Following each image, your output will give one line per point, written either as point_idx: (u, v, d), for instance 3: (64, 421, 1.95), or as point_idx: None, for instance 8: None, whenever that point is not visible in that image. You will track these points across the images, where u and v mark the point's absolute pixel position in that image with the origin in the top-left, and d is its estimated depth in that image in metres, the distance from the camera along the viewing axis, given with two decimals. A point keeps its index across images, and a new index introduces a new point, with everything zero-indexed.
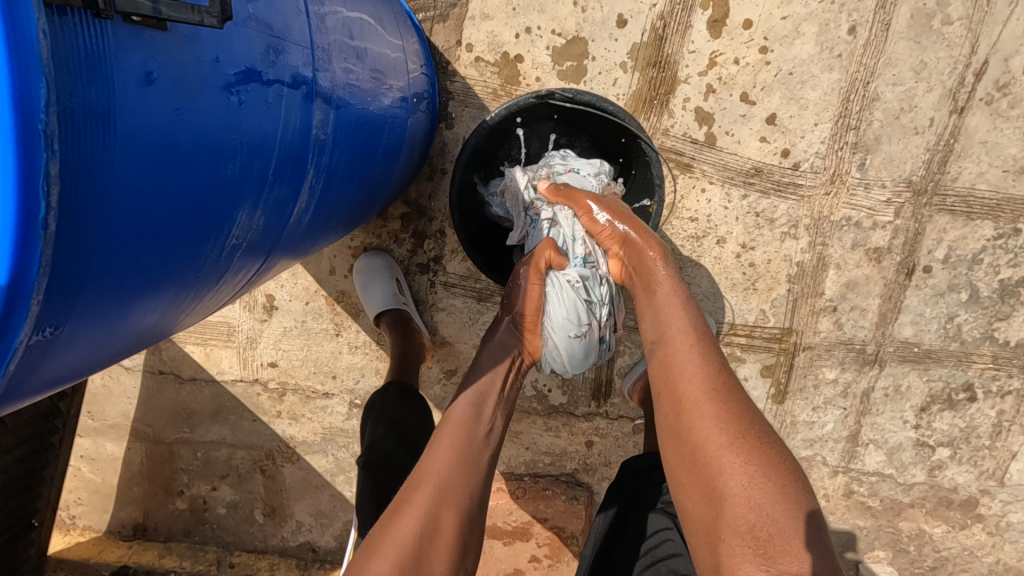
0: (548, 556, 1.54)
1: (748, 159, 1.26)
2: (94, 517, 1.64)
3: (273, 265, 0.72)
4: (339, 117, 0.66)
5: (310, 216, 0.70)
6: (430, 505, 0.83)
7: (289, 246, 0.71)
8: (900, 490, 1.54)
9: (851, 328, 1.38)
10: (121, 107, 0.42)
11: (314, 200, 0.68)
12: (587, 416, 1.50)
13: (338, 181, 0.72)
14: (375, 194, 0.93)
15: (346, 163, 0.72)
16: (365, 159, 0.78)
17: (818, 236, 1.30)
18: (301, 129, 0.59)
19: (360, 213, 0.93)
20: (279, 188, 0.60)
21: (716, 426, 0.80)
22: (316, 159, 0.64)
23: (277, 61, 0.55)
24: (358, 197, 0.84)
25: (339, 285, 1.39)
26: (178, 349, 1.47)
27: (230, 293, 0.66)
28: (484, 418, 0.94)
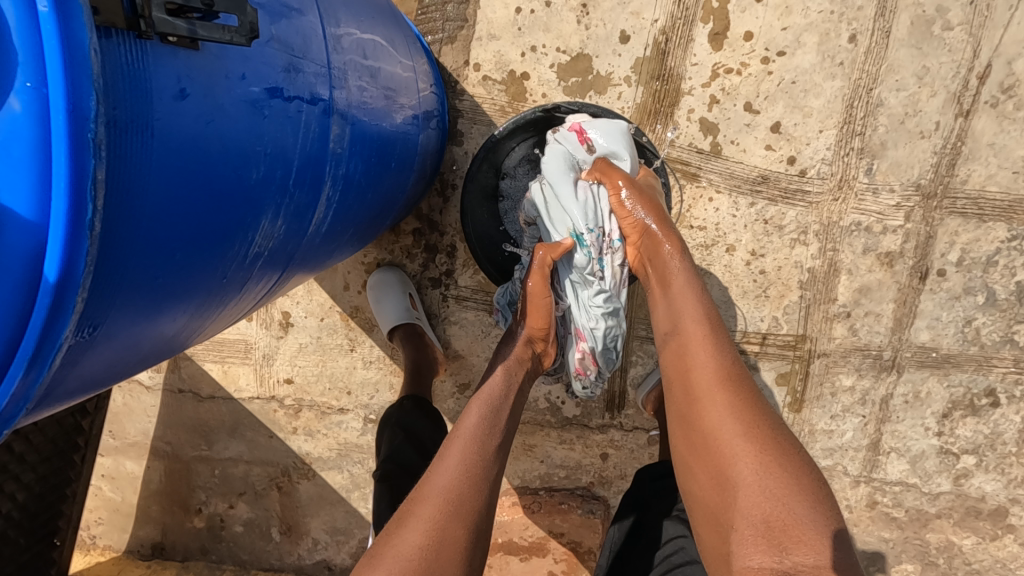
0: (566, 572, 1.52)
1: (754, 167, 1.27)
2: (114, 536, 1.66)
3: (288, 278, 0.74)
4: (354, 132, 0.69)
5: (326, 227, 0.72)
6: (416, 563, 0.74)
7: (305, 258, 0.73)
8: (925, 500, 1.50)
9: (866, 334, 1.37)
10: (159, 121, 0.45)
11: (331, 210, 0.70)
12: (601, 428, 1.49)
13: (353, 192, 0.75)
14: (388, 207, 0.96)
15: (361, 176, 0.75)
16: (379, 172, 0.81)
17: (828, 242, 1.30)
18: (319, 143, 0.62)
19: (373, 225, 0.95)
20: (298, 200, 0.62)
21: (727, 417, 0.83)
22: (333, 170, 0.67)
23: (298, 79, 0.58)
24: (371, 211, 0.87)
25: (353, 301, 1.41)
26: (198, 367, 1.50)
27: (249, 304, 0.68)
28: (482, 468, 0.85)
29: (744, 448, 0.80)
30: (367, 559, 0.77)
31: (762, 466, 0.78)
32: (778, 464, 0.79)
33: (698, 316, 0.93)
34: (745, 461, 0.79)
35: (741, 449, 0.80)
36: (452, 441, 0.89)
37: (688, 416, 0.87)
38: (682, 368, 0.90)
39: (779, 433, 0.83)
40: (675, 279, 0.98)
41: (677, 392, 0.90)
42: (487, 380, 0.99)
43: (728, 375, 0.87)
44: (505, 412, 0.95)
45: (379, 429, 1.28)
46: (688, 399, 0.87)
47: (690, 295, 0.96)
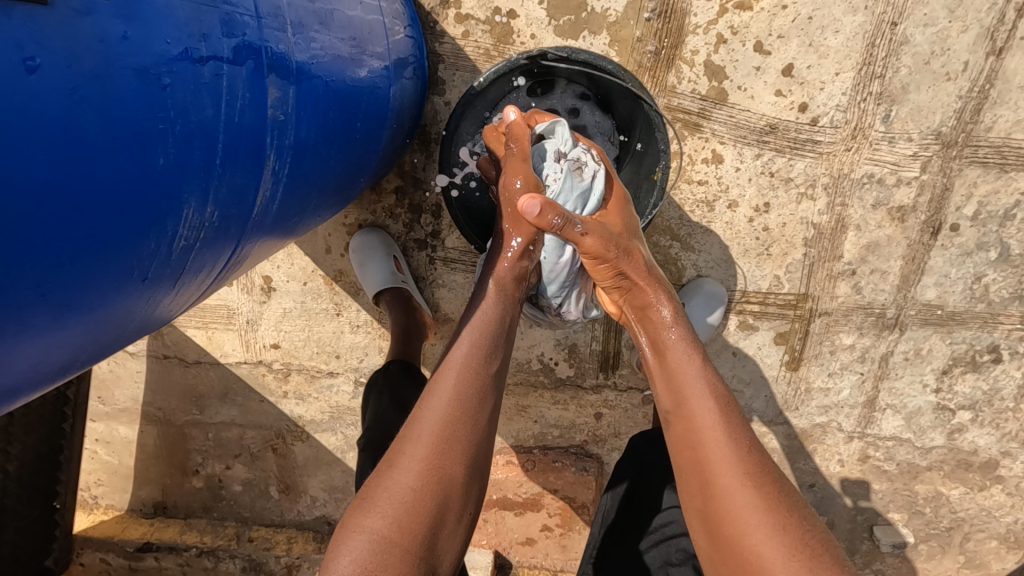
0: (560, 525, 1.57)
1: (762, 116, 1.17)
2: (115, 496, 1.68)
3: (243, 257, 0.68)
4: (300, 93, 0.62)
5: (276, 201, 0.66)
6: (410, 509, 0.73)
7: (257, 237, 0.67)
8: (918, 454, 1.51)
9: (871, 293, 1.32)
10: (16, 102, 0.38)
11: (276, 185, 0.64)
12: (595, 389, 1.47)
13: (306, 162, 0.67)
14: (360, 168, 0.88)
15: (312, 144, 0.67)
16: (338, 138, 0.73)
17: (837, 196, 1.22)
18: (249, 109, 0.55)
19: (345, 189, 0.88)
20: (231, 178, 0.55)
21: (757, 517, 0.73)
22: (271, 140, 0.59)
23: (209, 35, 0.50)
24: (336, 177, 0.79)
25: (337, 264, 1.35)
26: (181, 333, 1.46)
27: (197, 290, 0.63)
28: (467, 419, 0.80)
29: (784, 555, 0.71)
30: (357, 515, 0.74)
31: None
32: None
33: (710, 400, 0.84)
34: (787, 565, 0.70)
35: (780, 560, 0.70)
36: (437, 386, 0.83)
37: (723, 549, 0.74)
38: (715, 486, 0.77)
39: (812, 531, 0.75)
40: (671, 347, 0.91)
41: (691, 487, 0.79)
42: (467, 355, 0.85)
43: (760, 479, 0.76)
44: (492, 368, 0.86)
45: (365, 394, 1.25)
46: (706, 505, 0.76)
47: (697, 367, 0.88)
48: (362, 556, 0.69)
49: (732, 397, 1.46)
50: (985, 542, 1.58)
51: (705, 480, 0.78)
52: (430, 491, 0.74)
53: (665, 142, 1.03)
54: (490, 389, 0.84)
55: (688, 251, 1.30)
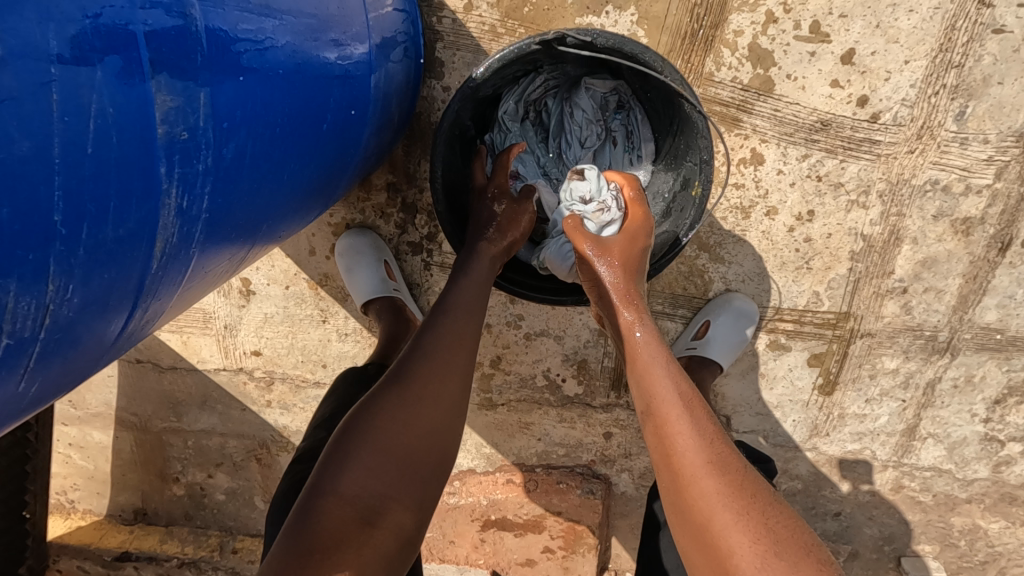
0: (563, 548, 1.44)
1: (813, 110, 1.00)
2: (93, 501, 1.59)
3: (176, 296, 0.57)
4: (216, 93, 0.50)
5: (200, 235, 0.53)
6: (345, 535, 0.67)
7: (187, 275, 0.55)
8: (957, 486, 1.38)
9: (922, 313, 1.16)
10: None
11: (193, 221, 0.51)
12: (605, 407, 1.34)
13: (234, 182, 0.55)
14: (334, 174, 0.76)
15: (240, 160, 0.54)
16: (280, 147, 0.60)
17: (894, 205, 1.06)
18: (134, 117, 0.43)
19: (317, 197, 0.76)
20: (122, 207, 0.44)
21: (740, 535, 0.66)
22: (169, 167, 0.47)
23: (58, 23, 0.38)
24: (297, 186, 0.67)
25: (322, 267, 1.21)
26: (154, 337, 1.33)
27: (117, 346, 0.52)
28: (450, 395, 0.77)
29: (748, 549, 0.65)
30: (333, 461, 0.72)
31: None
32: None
33: (673, 393, 0.76)
34: (748, 559, 0.65)
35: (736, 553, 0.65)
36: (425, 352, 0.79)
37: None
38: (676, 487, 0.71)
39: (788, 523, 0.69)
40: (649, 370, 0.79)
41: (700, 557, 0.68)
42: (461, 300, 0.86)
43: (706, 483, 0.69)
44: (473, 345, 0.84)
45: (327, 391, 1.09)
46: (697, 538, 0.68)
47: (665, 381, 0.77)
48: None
49: (757, 420, 1.32)
50: None
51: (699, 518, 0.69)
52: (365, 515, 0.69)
53: (709, 153, 0.87)
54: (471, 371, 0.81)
55: (717, 262, 1.15)
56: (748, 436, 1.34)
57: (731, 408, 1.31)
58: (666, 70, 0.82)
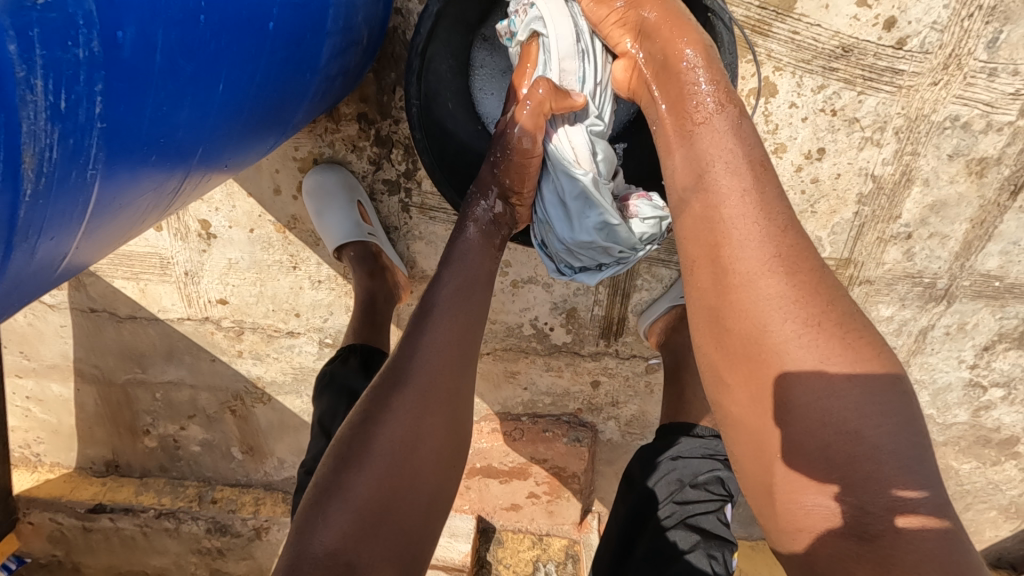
0: (548, 493, 1.46)
1: (835, 34, 0.91)
2: (60, 454, 1.52)
3: (85, 235, 0.46)
4: None
5: (99, 152, 0.41)
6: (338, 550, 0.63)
7: (91, 208, 0.44)
8: (937, 430, 1.40)
9: (923, 260, 1.12)
10: None
11: (79, 130, 0.39)
12: (595, 355, 1.30)
13: (137, 97, 0.42)
14: (292, 97, 0.64)
15: (141, 60, 0.41)
16: (211, 42, 0.46)
17: (909, 142, 0.99)
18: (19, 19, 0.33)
19: (268, 125, 0.63)
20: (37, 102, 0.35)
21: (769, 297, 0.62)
22: (25, 48, 0.34)
23: None
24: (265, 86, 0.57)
25: (289, 208, 1.10)
26: (107, 285, 1.22)
27: (128, 229, 0.51)
28: (465, 349, 0.79)
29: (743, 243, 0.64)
30: (342, 464, 0.69)
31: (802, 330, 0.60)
32: (883, 415, 0.56)
33: (749, 229, 0.64)
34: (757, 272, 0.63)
35: (850, 417, 0.56)
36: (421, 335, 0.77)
37: (787, 419, 0.59)
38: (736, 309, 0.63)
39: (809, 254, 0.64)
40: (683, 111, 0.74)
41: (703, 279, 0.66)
42: (452, 287, 0.82)
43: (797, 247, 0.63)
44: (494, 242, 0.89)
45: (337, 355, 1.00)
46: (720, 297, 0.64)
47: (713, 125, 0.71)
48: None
49: None
50: (985, 511, 1.57)
51: (723, 265, 0.65)
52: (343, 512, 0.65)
53: (732, 72, 0.82)
54: (486, 305, 0.85)
55: None
56: None
57: None
58: None
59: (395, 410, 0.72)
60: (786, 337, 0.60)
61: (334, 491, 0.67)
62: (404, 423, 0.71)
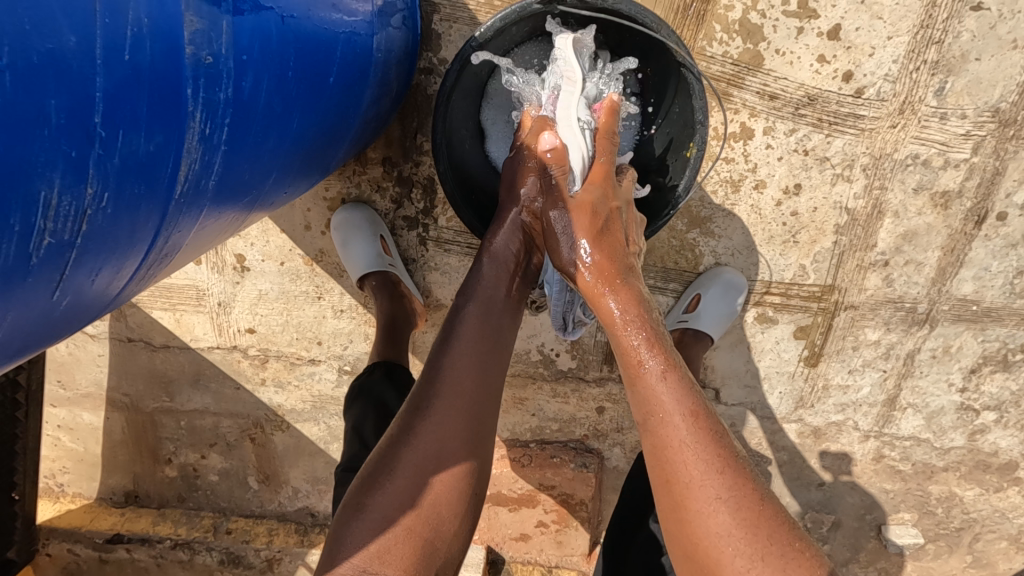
0: (557, 521, 1.49)
1: (800, 85, 1.04)
2: (82, 484, 1.57)
3: (193, 236, 0.56)
4: (242, 26, 0.49)
5: (218, 170, 0.52)
6: (376, 521, 0.70)
7: (202, 217, 0.54)
8: (935, 454, 1.43)
9: (902, 286, 1.21)
10: None
11: (212, 151, 0.50)
12: (599, 381, 1.37)
13: (250, 137, 0.54)
14: (337, 141, 0.77)
15: (255, 102, 0.53)
16: (296, 91, 0.59)
17: (876, 178, 1.10)
18: (190, 70, 0.45)
19: (317, 162, 0.75)
20: (190, 125, 0.46)
21: (670, 421, 0.74)
22: (195, 91, 0.46)
23: None
24: (325, 133, 0.70)
25: (318, 243, 1.22)
26: (145, 315, 1.32)
27: (203, 241, 0.60)
28: (488, 382, 0.80)
29: (636, 360, 0.79)
30: (364, 486, 0.73)
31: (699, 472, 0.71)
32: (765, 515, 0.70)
33: (631, 301, 0.83)
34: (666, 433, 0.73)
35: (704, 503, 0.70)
36: (437, 374, 0.79)
37: (658, 475, 0.74)
38: (630, 378, 0.79)
39: (697, 400, 0.76)
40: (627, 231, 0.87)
41: (619, 393, 0.80)
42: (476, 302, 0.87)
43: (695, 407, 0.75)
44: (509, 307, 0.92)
45: (367, 373, 1.09)
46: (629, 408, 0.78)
47: (619, 263, 0.86)
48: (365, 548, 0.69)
49: (745, 393, 1.36)
50: (994, 542, 1.56)
51: (616, 332, 0.82)
52: (372, 479, 0.74)
53: (703, 113, 0.96)
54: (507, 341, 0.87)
55: (707, 237, 1.18)
56: (736, 408, 1.38)
57: (720, 380, 1.35)
58: (661, 28, 0.90)
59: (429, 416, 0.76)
60: (690, 472, 0.71)
61: (357, 511, 0.72)
62: (433, 433, 0.75)
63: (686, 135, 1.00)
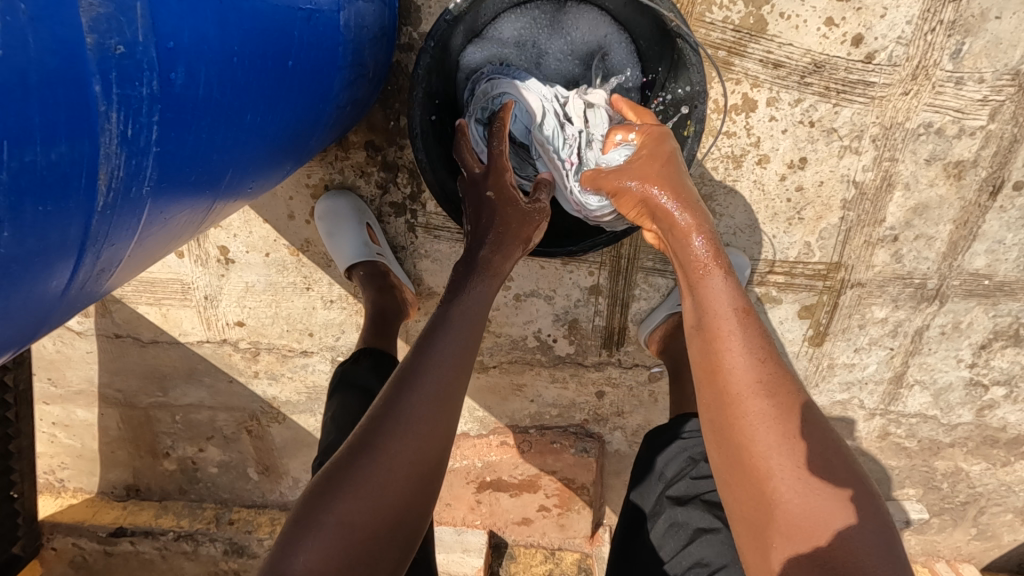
0: (558, 505, 1.47)
1: (806, 52, 0.98)
2: (83, 479, 1.57)
3: (134, 248, 0.52)
4: (160, 9, 0.44)
5: (151, 173, 0.48)
6: (344, 518, 0.62)
7: (141, 224, 0.50)
8: (942, 431, 1.41)
9: (912, 261, 1.16)
10: None
11: (140, 153, 0.45)
12: (598, 366, 1.34)
13: (185, 134, 0.49)
14: (309, 130, 0.72)
15: (186, 96, 0.48)
16: (242, 78, 0.53)
17: (886, 149, 1.04)
18: (93, 64, 0.40)
19: (288, 152, 0.71)
20: (106, 125, 0.42)
21: (764, 424, 0.66)
22: (104, 86, 0.41)
23: None
24: (288, 121, 0.65)
25: (302, 232, 1.17)
26: (131, 311, 1.29)
27: (160, 244, 0.57)
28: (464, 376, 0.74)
29: (742, 374, 0.69)
30: (320, 495, 0.64)
31: (799, 477, 0.63)
32: (869, 522, 0.62)
33: (730, 310, 0.73)
34: (763, 438, 0.65)
35: (816, 520, 0.62)
36: (403, 398, 0.69)
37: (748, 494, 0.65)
38: (712, 397, 0.70)
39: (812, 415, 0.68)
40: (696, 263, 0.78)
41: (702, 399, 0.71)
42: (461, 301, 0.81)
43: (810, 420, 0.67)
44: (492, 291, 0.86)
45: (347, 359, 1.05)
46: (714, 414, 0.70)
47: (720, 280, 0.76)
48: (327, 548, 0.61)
49: None
50: (1000, 515, 1.56)
51: (707, 333, 0.73)
52: (337, 477, 0.65)
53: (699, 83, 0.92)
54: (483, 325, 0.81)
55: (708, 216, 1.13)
56: None
57: None
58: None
59: (409, 410, 0.68)
60: (781, 481, 0.64)
61: (314, 520, 0.62)
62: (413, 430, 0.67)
63: (693, 99, 0.93)
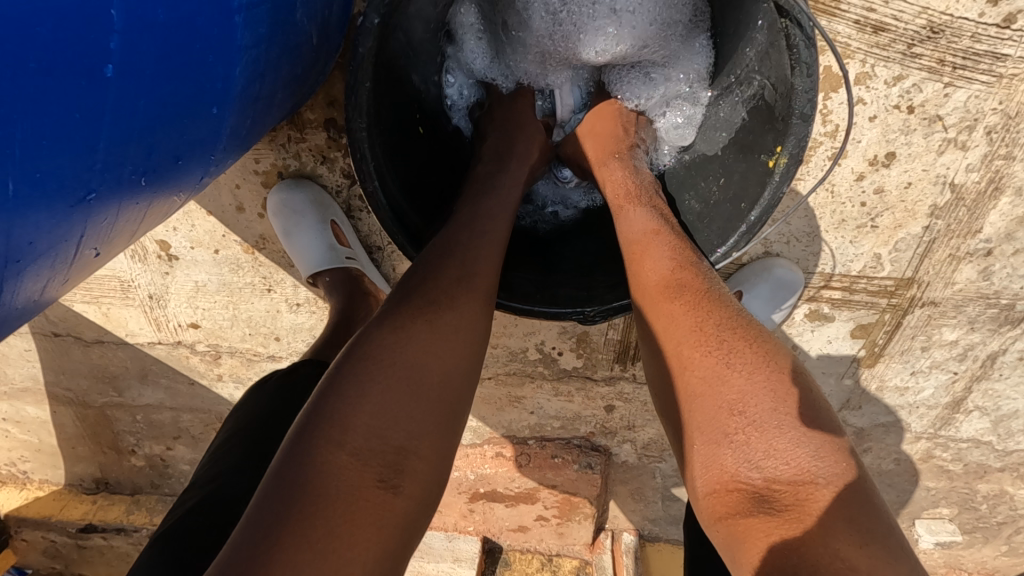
0: (557, 516, 1.35)
1: (922, 10, 0.71)
2: (47, 472, 1.46)
3: None
4: None
5: None
6: (328, 487, 0.51)
7: None
8: (993, 456, 1.24)
9: (1003, 280, 0.94)
10: None
11: None
12: (608, 380, 1.16)
13: None
14: (190, 133, 0.51)
15: None
16: None
17: (1004, 143, 0.79)
18: None
19: (160, 167, 0.51)
20: None
21: (716, 375, 0.61)
22: None
23: None
24: (118, 125, 0.44)
25: (256, 227, 0.96)
26: (67, 309, 1.10)
27: None
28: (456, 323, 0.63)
29: (687, 332, 0.64)
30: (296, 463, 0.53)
31: (764, 426, 0.58)
32: (847, 477, 0.55)
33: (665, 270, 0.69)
34: (724, 392, 0.60)
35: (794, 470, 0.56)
36: (385, 350, 0.59)
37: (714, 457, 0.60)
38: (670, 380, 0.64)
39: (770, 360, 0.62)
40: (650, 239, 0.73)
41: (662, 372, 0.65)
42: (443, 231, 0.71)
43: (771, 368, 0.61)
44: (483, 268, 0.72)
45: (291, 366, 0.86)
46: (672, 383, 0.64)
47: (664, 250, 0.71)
48: (320, 525, 0.50)
49: None
50: None
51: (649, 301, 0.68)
52: (310, 439, 0.54)
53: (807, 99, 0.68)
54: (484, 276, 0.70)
55: None
56: None
57: None
58: None
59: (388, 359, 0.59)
60: (748, 434, 0.58)
61: (297, 491, 0.51)
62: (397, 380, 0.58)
63: (783, 109, 0.73)
